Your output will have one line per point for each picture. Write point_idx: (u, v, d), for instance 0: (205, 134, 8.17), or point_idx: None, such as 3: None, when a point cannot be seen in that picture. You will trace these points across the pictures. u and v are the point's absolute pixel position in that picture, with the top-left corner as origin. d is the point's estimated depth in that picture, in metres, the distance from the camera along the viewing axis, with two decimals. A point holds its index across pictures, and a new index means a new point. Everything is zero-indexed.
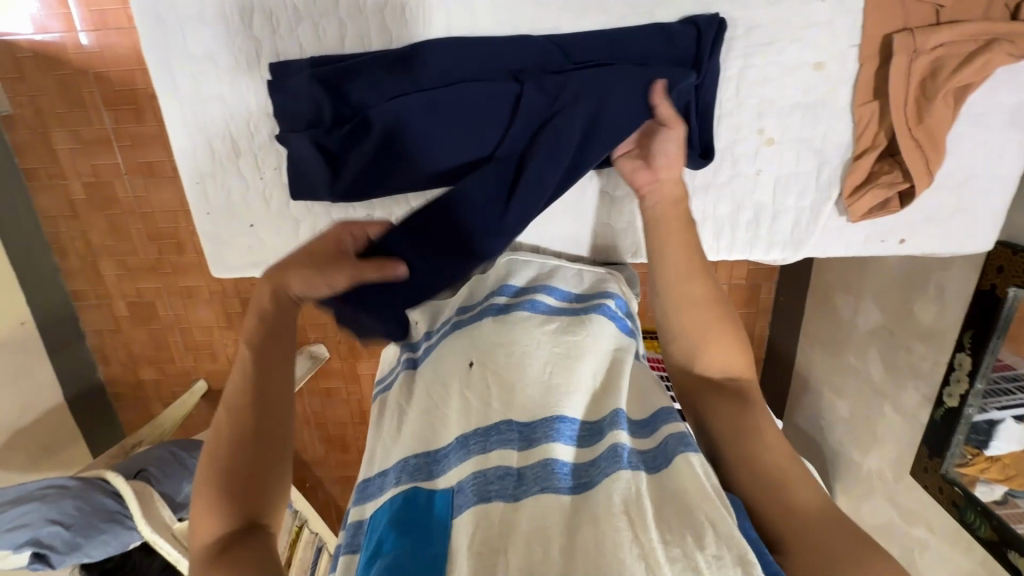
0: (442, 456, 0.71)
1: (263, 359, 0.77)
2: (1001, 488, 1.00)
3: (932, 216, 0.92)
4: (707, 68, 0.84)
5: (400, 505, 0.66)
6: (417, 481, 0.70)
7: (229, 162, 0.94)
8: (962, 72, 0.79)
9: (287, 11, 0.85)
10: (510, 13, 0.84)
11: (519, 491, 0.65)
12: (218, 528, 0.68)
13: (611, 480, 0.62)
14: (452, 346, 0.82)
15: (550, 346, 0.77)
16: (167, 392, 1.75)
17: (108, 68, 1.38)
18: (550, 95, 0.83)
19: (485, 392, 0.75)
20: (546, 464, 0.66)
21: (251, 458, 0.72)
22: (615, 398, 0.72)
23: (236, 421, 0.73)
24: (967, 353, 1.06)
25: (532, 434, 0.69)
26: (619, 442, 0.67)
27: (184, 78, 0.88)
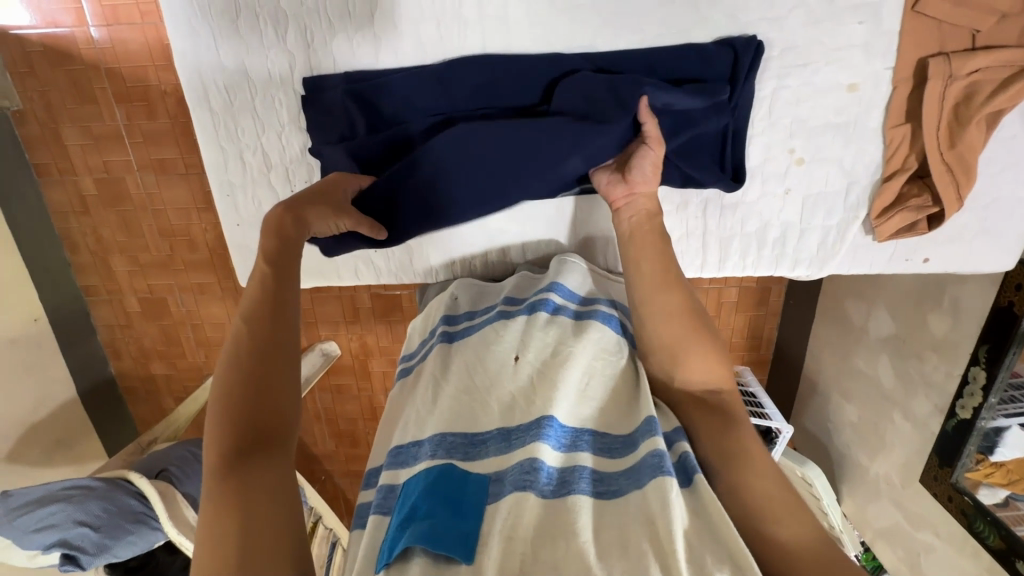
0: (483, 441, 0.73)
1: (271, 288, 0.76)
2: (1004, 491, 1.05)
3: (958, 236, 0.93)
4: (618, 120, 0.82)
5: (437, 476, 0.68)
6: (454, 458, 0.71)
7: (259, 172, 0.93)
8: (997, 99, 0.79)
9: (320, 26, 0.84)
10: (545, 31, 0.84)
11: (551, 491, 0.66)
12: (226, 447, 0.68)
13: (641, 492, 0.63)
14: (502, 332, 0.83)
15: (590, 358, 0.78)
16: (179, 387, 1.76)
17: (120, 63, 1.36)
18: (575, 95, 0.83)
19: (530, 389, 0.76)
20: (575, 469, 0.68)
21: (258, 381, 0.72)
22: (647, 404, 0.72)
23: (244, 347, 0.73)
24: (982, 367, 1.08)
25: (570, 441, 0.71)
26: (655, 449, 0.65)
27: (215, 89, 0.88)
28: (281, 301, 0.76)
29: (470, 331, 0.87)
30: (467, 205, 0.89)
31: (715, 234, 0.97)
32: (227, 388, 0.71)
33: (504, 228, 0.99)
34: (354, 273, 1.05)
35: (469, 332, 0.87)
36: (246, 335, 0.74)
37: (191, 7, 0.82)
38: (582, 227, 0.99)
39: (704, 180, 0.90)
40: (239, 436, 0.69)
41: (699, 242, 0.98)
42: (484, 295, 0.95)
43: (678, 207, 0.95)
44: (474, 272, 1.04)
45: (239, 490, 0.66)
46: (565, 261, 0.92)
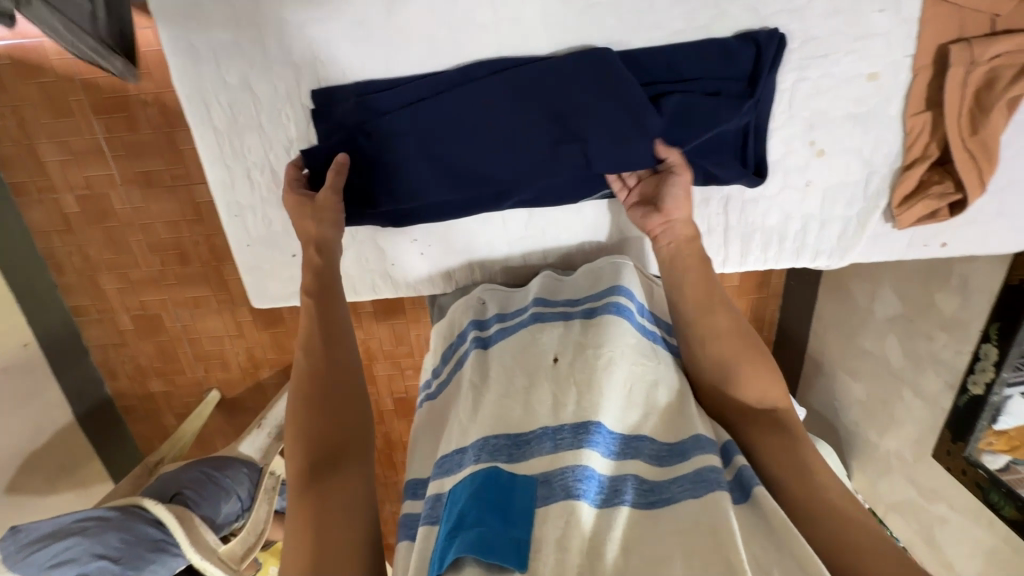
0: (531, 440, 0.65)
1: (325, 314, 0.82)
2: (1004, 457, 1.11)
3: (977, 220, 0.93)
4: (648, 129, 0.83)
5: (484, 482, 0.60)
6: (499, 461, 0.63)
7: (267, 188, 0.90)
8: (1018, 84, 0.79)
9: (326, 34, 0.80)
10: (562, 31, 0.81)
11: (604, 499, 0.60)
12: (301, 464, 0.73)
13: (699, 501, 0.57)
14: (539, 335, 0.78)
15: (634, 359, 0.71)
16: (179, 404, 1.71)
17: (95, 73, 1.26)
18: (580, 93, 0.82)
19: (573, 391, 0.68)
20: (626, 477, 0.61)
21: (322, 402, 0.77)
22: (693, 420, 0.66)
23: (311, 369, 0.79)
24: (994, 344, 1.10)
25: (618, 447, 0.64)
26: (710, 465, 0.60)
27: (218, 107, 0.83)
28: (333, 327, 0.82)
29: (503, 334, 0.81)
30: (464, 201, 0.91)
31: (737, 231, 0.97)
32: (298, 410, 0.77)
33: (519, 233, 0.97)
34: (370, 288, 1.02)
35: (502, 337, 0.80)
36: (308, 361, 0.80)
37: (189, 24, 0.78)
38: (600, 228, 0.97)
39: (728, 177, 0.90)
40: (315, 449, 0.74)
41: (718, 239, 0.97)
42: (511, 299, 0.89)
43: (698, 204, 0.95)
44: (492, 279, 1.02)
45: (321, 499, 0.70)
46: (615, 264, 0.85)
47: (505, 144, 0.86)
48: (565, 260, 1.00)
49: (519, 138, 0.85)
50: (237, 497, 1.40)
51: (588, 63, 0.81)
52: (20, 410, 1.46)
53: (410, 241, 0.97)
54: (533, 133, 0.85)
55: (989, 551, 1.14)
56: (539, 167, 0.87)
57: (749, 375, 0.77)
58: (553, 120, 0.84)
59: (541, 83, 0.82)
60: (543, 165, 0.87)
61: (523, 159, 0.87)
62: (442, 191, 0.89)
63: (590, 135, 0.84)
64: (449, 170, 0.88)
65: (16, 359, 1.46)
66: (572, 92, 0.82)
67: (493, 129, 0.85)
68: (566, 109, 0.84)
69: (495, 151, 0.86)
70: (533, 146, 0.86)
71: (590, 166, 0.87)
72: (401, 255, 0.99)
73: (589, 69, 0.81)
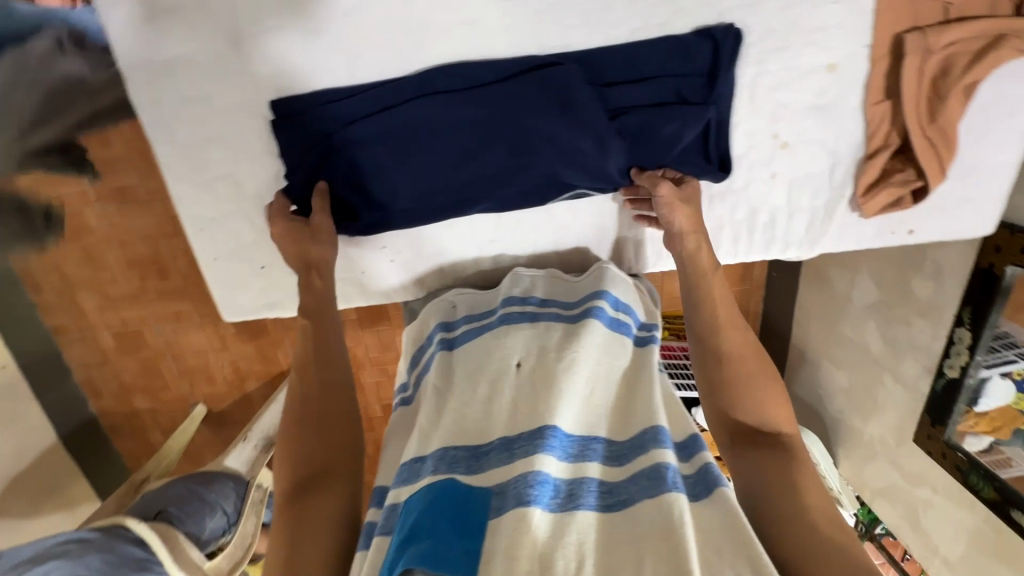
0: (487, 453, 0.65)
1: (319, 332, 0.82)
2: (987, 439, 1.10)
3: (942, 206, 0.94)
4: (612, 153, 0.87)
5: (440, 493, 0.61)
6: (457, 472, 0.64)
7: (232, 201, 0.89)
8: (973, 71, 0.80)
9: (282, 44, 0.79)
10: (520, 33, 0.80)
11: (559, 503, 0.59)
12: (286, 483, 0.72)
13: (655, 502, 0.58)
14: (505, 339, 0.77)
15: (594, 359, 0.73)
16: (165, 419, 1.69)
17: None
18: (543, 103, 0.83)
19: (533, 395, 0.69)
20: (582, 482, 0.62)
21: (315, 422, 0.76)
22: (653, 410, 0.67)
23: (304, 386, 0.79)
24: (966, 328, 1.10)
25: (576, 450, 0.65)
26: (664, 461, 0.61)
27: (178, 122, 0.83)
28: (328, 349, 0.81)
29: (472, 334, 0.81)
30: (434, 209, 0.92)
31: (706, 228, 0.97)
32: (290, 429, 0.76)
33: (490, 237, 0.97)
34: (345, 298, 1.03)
35: (471, 337, 0.81)
36: (302, 381, 0.80)
37: (143, 38, 0.77)
38: (571, 228, 0.97)
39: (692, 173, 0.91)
40: (303, 466, 0.73)
41: None
42: (481, 298, 0.89)
43: None
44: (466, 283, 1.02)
45: (302, 517, 0.68)
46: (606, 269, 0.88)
47: (473, 162, 0.88)
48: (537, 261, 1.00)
49: (484, 147, 0.87)
50: (223, 512, 1.39)
51: (548, 73, 0.82)
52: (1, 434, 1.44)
53: (380, 248, 0.97)
54: (499, 143, 0.86)
55: (972, 533, 1.16)
56: (507, 175, 0.89)
57: (762, 397, 0.80)
58: (522, 140, 0.86)
59: (504, 92, 0.83)
60: (510, 172, 0.89)
61: (490, 168, 0.88)
62: (413, 201, 0.91)
63: (558, 152, 0.87)
64: (418, 181, 0.89)
65: None
66: (534, 101, 0.83)
67: (459, 139, 0.86)
68: (530, 118, 0.85)
69: (462, 160, 0.88)
70: (498, 156, 0.87)
71: (553, 180, 0.90)
72: (373, 262, 0.99)
73: (550, 78, 0.82)
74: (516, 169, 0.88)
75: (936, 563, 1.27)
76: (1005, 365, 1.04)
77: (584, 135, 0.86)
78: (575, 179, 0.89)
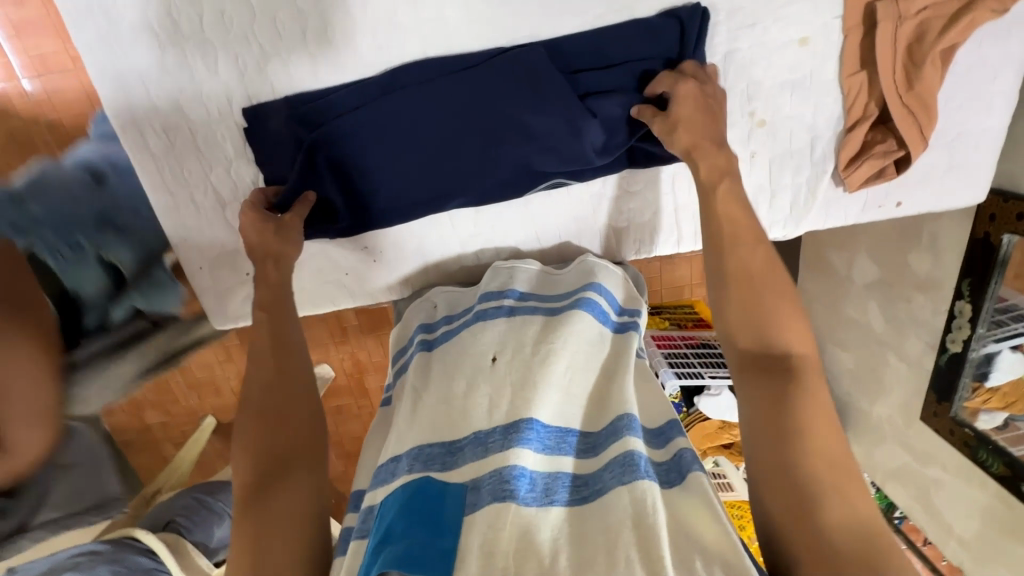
0: (463, 448, 0.65)
1: (273, 330, 0.81)
2: (1002, 415, 1.05)
3: (926, 176, 0.93)
4: (588, 131, 0.85)
5: (414, 493, 0.60)
6: (431, 470, 0.64)
7: (214, 211, 0.91)
8: (947, 36, 0.78)
9: (250, 51, 0.80)
10: (484, 25, 0.80)
11: (535, 498, 0.59)
12: (247, 477, 0.70)
13: (629, 492, 0.57)
14: (480, 334, 0.77)
15: (572, 349, 0.73)
16: (177, 432, 1.72)
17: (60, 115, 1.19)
18: (509, 88, 0.82)
19: (508, 390, 0.69)
20: (558, 477, 0.62)
21: (273, 414, 0.74)
22: (625, 399, 0.67)
23: (260, 383, 0.77)
24: (967, 300, 1.06)
25: (554, 442, 0.65)
26: (632, 449, 0.61)
27: (153, 132, 0.84)
28: (284, 341, 0.80)
29: (450, 334, 0.81)
30: (414, 204, 0.92)
31: (688, 213, 0.99)
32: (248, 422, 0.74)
33: (470, 233, 0.98)
34: (332, 301, 1.04)
35: (449, 337, 0.81)
36: (259, 375, 0.78)
37: (115, 53, 0.78)
38: (552, 220, 0.97)
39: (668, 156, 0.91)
40: (261, 463, 0.71)
41: (670, 223, 1.00)
42: (461, 300, 0.89)
43: (643, 187, 0.96)
44: (451, 278, 1.03)
45: (263, 516, 0.66)
46: (593, 263, 0.88)
47: (447, 149, 0.87)
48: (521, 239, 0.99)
49: (456, 138, 0.86)
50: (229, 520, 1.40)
51: (511, 58, 0.81)
52: None
53: (363, 249, 0.98)
54: (473, 133, 0.86)
55: (986, 510, 1.12)
56: (483, 165, 0.89)
57: (776, 321, 0.72)
58: (496, 123, 0.85)
59: (470, 80, 0.82)
60: (486, 162, 0.88)
61: (465, 159, 0.88)
62: (394, 196, 0.91)
63: (536, 136, 0.86)
64: (395, 177, 0.89)
65: None
66: (500, 88, 0.82)
67: (430, 131, 0.85)
68: (498, 104, 0.83)
69: (436, 153, 0.87)
70: (471, 146, 0.87)
71: (530, 167, 0.89)
72: (359, 264, 1.00)
73: (513, 63, 0.81)
74: (491, 157, 0.88)
75: (952, 544, 1.24)
76: (1015, 339, 1.00)
77: (557, 121, 0.84)
78: (550, 166, 0.89)
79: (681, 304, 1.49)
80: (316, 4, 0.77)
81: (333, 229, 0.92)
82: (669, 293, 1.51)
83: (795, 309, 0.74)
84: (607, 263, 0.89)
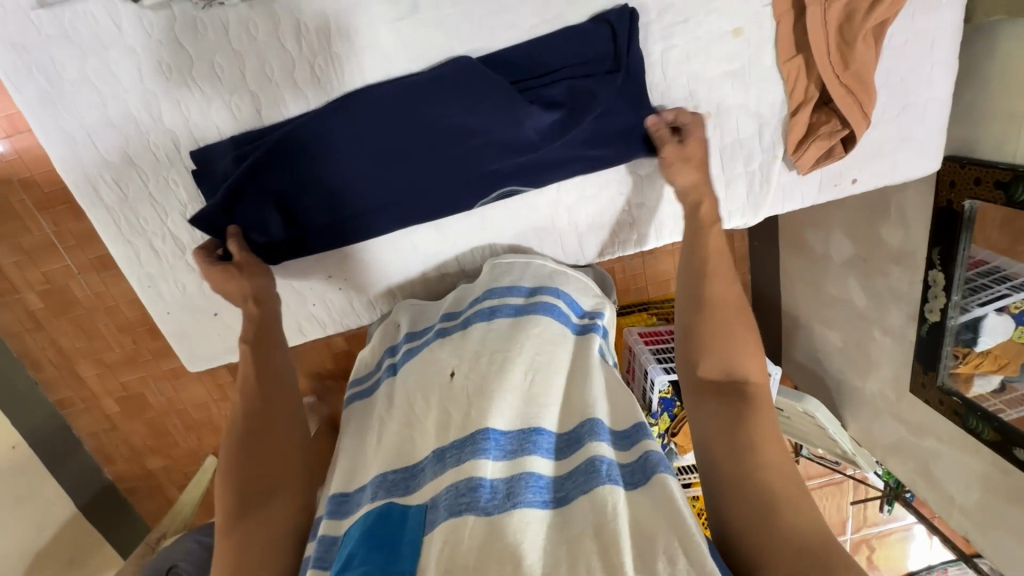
0: (419, 470, 0.66)
1: (261, 357, 0.80)
2: (997, 378, 1.01)
3: (877, 151, 0.94)
4: (530, 117, 0.83)
5: (375, 520, 0.61)
6: (394, 496, 0.65)
7: (174, 256, 0.92)
8: (876, 12, 0.79)
9: (194, 96, 0.81)
10: (418, 49, 0.81)
11: (494, 506, 0.58)
12: (229, 496, 0.69)
13: (589, 498, 0.58)
14: (438, 353, 0.78)
15: (530, 354, 0.74)
16: (179, 474, 1.62)
17: (33, 171, 1.21)
18: (457, 102, 0.82)
19: (464, 402, 0.69)
20: (517, 478, 0.61)
21: (259, 440, 0.73)
22: (591, 405, 0.68)
23: (248, 407, 0.76)
24: (938, 269, 1.04)
25: (511, 447, 0.64)
26: (598, 454, 0.62)
27: (105, 184, 0.85)
28: (271, 366, 0.80)
29: (409, 355, 0.82)
30: (372, 225, 0.92)
31: (650, 214, 1.00)
32: (229, 445, 0.73)
33: (431, 251, 0.99)
34: (300, 331, 1.05)
35: (409, 358, 0.82)
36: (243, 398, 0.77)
37: (57, 111, 0.79)
38: (510, 231, 0.99)
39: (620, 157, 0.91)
40: (245, 488, 0.70)
41: (629, 222, 1.00)
42: (424, 316, 0.92)
43: (599, 187, 0.96)
44: (417, 295, 1.04)
45: (243, 540, 0.66)
46: (557, 271, 0.90)
47: (392, 163, 0.85)
48: (481, 247, 1.00)
49: (408, 156, 0.85)
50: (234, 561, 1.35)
51: (455, 69, 0.80)
52: (19, 513, 1.35)
53: (327, 276, 0.99)
54: (425, 149, 0.85)
55: (985, 479, 1.06)
56: (436, 180, 0.88)
57: (735, 347, 0.75)
58: (440, 125, 0.83)
59: (420, 96, 0.81)
60: (440, 176, 0.88)
61: (419, 174, 0.87)
62: (350, 218, 0.90)
63: (477, 132, 0.84)
64: (350, 198, 0.88)
65: (9, 462, 1.36)
66: (446, 102, 0.81)
67: (381, 151, 0.84)
68: (447, 118, 0.83)
69: (389, 172, 0.86)
70: (423, 161, 0.86)
71: (476, 170, 0.88)
72: (326, 293, 1.01)
73: (454, 75, 0.80)
74: (444, 172, 0.88)
75: (955, 515, 1.16)
76: (999, 301, 0.98)
77: (506, 127, 0.84)
78: (496, 162, 0.88)
79: (667, 298, 1.48)
80: (250, 46, 0.79)
81: (285, 257, 0.92)
82: (655, 288, 1.51)
83: (750, 334, 0.77)
84: (569, 270, 0.91)
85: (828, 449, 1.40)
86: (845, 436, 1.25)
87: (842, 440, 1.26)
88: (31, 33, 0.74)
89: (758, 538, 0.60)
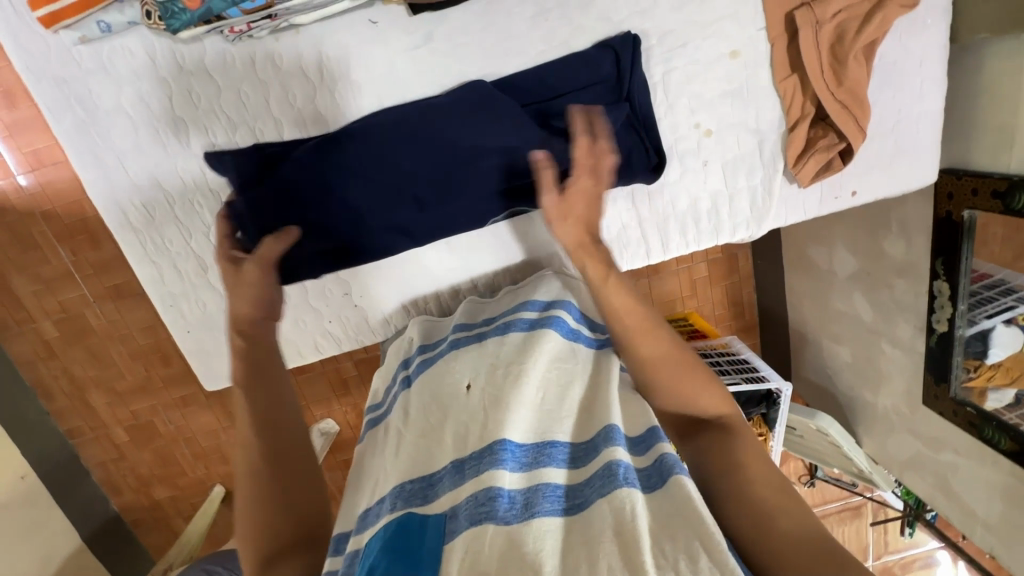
0: (438, 479, 0.67)
1: (254, 392, 0.72)
2: (1011, 391, 1.00)
3: (875, 164, 0.97)
4: (541, 142, 0.86)
5: (394, 530, 0.60)
6: (413, 505, 0.65)
7: (196, 275, 0.95)
8: (865, 32, 0.84)
9: (222, 123, 0.86)
10: (432, 75, 0.86)
11: (514, 515, 0.58)
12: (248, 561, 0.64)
13: (607, 501, 0.58)
14: (453, 365, 0.80)
15: (544, 370, 0.75)
16: (186, 504, 1.60)
17: (52, 203, 1.25)
18: (467, 126, 0.85)
19: (481, 415, 0.70)
20: (537, 489, 0.61)
21: (275, 489, 0.67)
22: (608, 413, 0.68)
23: (253, 452, 0.69)
24: (943, 279, 1.05)
25: (530, 459, 0.65)
26: (615, 459, 0.62)
27: (133, 207, 0.89)
28: (274, 401, 0.72)
29: (423, 366, 0.84)
30: (381, 247, 0.93)
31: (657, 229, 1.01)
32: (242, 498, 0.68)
33: (445, 269, 1.02)
34: (315, 349, 1.07)
35: (422, 368, 0.84)
36: (246, 448, 0.69)
37: (91, 137, 0.84)
38: (520, 247, 1.01)
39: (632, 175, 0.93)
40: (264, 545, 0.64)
41: (634, 239, 1.02)
42: (437, 329, 0.94)
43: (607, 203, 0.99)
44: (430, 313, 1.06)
45: None
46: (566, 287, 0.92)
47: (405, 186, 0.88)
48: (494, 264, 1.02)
49: (418, 178, 0.87)
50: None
51: (462, 91, 0.85)
52: (25, 545, 1.32)
53: (344, 293, 1.02)
54: (433, 171, 0.88)
55: (1005, 491, 1.05)
56: (448, 200, 0.91)
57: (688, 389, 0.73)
58: (440, 152, 0.87)
59: (428, 118, 0.85)
60: (454, 196, 0.91)
61: (427, 195, 0.89)
62: (357, 242, 0.92)
63: (489, 153, 0.87)
64: (359, 222, 0.89)
65: (15, 493, 1.33)
66: (455, 124, 0.85)
67: (393, 176, 0.86)
68: (456, 139, 0.86)
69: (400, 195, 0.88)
70: (433, 182, 0.89)
71: (487, 189, 0.91)
72: (342, 310, 1.04)
73: (462, 95, 0.85)
74: (455, 193, 0.90)
75: (978, 531, 1.14)
76: (1007, 313, 0.98)
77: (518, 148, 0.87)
78: (504, 183, 0.91)
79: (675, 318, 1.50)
80: (275, 75, 0.84)
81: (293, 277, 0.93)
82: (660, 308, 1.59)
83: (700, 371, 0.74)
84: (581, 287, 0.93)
85: (843, 467, 1.38)
86: (858, 452, 1.25)
87: (857, 458, 1.25)
88: (72, 66, 0.80)
89: (763, 556, 0.60)
